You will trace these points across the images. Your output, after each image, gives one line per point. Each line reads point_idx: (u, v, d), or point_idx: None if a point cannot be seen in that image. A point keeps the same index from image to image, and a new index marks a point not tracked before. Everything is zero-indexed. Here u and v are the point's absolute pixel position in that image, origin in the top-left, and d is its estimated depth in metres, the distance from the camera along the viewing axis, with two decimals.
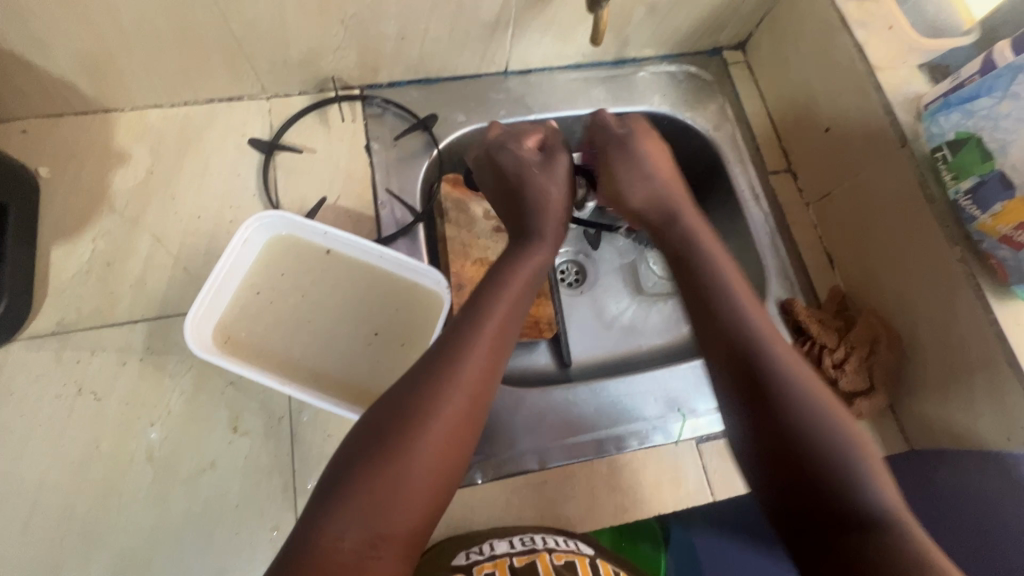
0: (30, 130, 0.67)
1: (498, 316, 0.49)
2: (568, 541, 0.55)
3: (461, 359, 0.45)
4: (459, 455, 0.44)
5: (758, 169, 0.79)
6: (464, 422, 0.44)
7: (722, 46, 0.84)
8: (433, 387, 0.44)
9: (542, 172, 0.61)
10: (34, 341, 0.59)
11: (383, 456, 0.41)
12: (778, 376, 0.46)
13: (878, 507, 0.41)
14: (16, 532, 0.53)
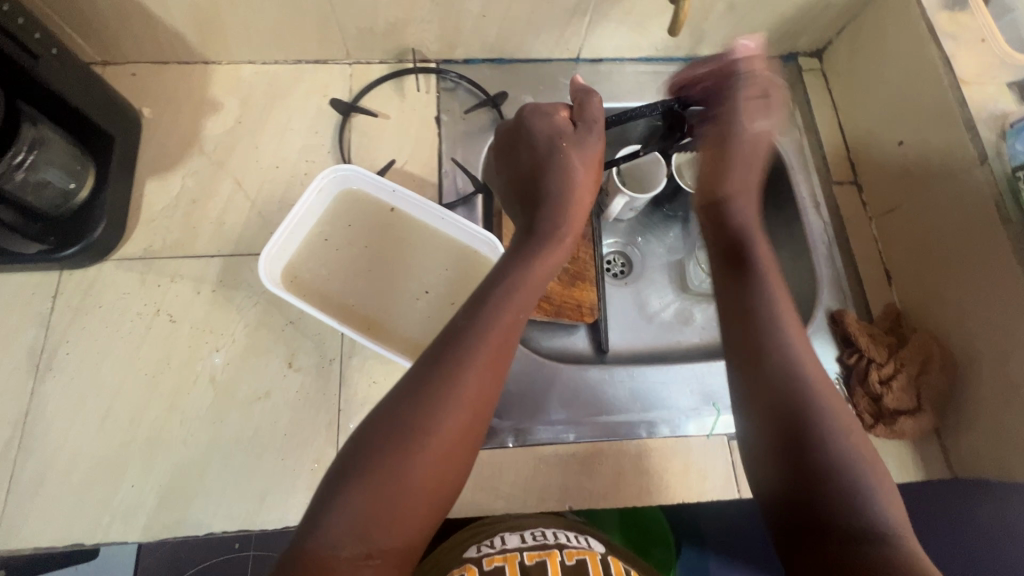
0: (139, 73, 0.73)
1: (510, 311, 0.48)
2: (580, 540, 0.56)
3: (464, 361, 0.44)
4: (457, 469, 0.43)
5: (822, 178, 0.78)
6: (463, 437, 0.43)
7: (798, 52, 0.83)
8: (433, 400, 0.43)
9: (575, 144, 0.57)
10: (124, 262, 0.65)
11: (380, 466, 0.41)
12: (784, 386, 0.46)
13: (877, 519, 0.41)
14: (91, 429, 0.59)
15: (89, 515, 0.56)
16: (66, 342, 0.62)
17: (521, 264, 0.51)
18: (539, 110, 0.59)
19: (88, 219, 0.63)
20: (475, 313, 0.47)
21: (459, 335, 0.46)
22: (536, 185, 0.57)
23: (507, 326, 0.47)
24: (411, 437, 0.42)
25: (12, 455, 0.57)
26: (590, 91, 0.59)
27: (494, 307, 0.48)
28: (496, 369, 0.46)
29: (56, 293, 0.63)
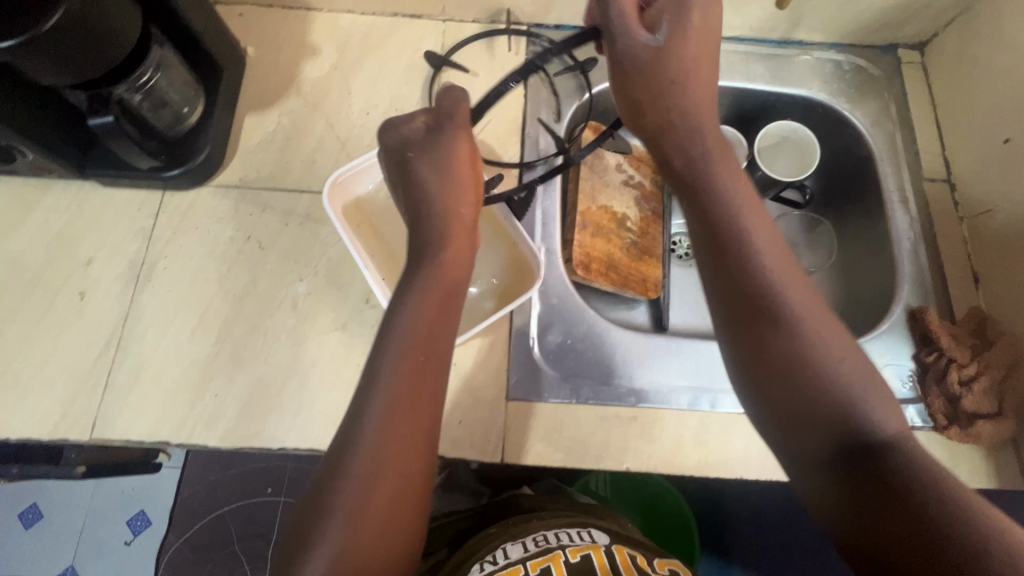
0: (246, 14, 0.77)
1: (405, 352, 0.49)
2: (578, 537, 0.61)
3: (367, 422, 0.47)
4: (387, 512, 0.45)
5: (912, 173, 0.75)
6: (383, 485, 0.45)
7: (898, 43, 0.80)
8: (341, 467, 0.46)
9: (422, 154, 0.56)
10: (221, 189, 0.69)
11: (322, 538, 0.43)
12: (798, 368, 0.43)
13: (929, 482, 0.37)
14: (182, 339, 0.62)
15: (177, 415, 0.60)
16: (165, 257, 0.65)
17: (405, 305, 0.51)
18: (395, 126, 0.58)
19: (194, 144, 0.66)
20: (376, 368, 0.49)
21: (365, 392, 0.48)
22: (415, 210, 0.57)
23: (408, 372, 0.48)
24: (334, 505, 0.45)
25: (112, 352, 0.61)
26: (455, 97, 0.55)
27: (390, 357, 0.49)
28: (407, 411, 0.47)
29: (158, 212, 0.67)
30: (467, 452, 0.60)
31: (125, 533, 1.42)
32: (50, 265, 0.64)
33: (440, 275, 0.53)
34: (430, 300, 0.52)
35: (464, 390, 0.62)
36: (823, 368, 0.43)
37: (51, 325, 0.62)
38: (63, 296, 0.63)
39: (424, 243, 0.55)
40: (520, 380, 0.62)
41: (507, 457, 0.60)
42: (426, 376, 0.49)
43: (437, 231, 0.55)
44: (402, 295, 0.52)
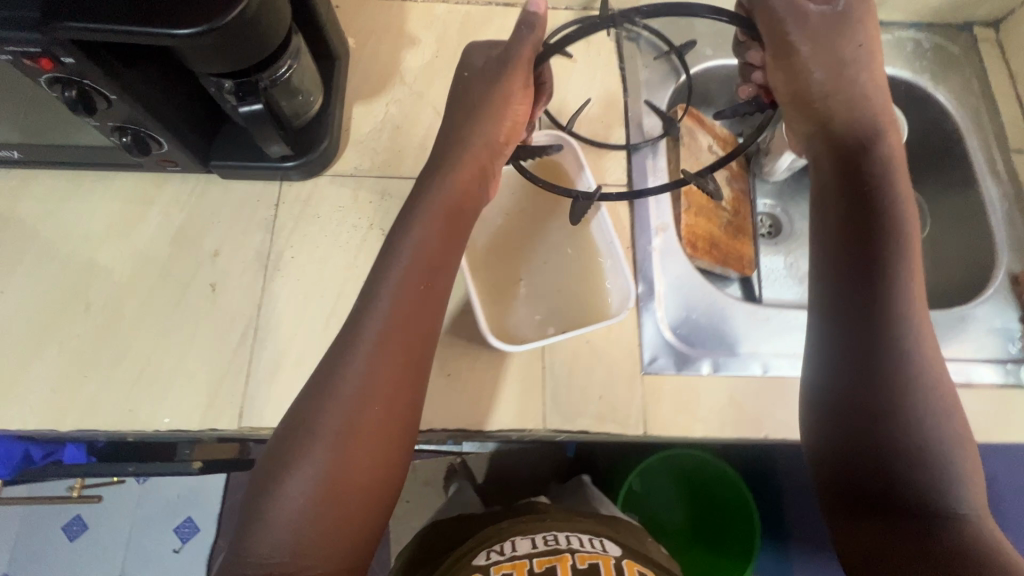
0: (342, 6, 0.77)
1: (408, 282, 0.50)
2: (595, 546, 0.59)
3: (360, 344, 0.48)
4: (376, 441, 0.46)
5: (999, 145, 0.78)
6: (377, 416, 0.47)
7: (974, 21, 0.83)
8: (331, 385, 0.47)
9: (482, 85, 0.60)
10: (339, 179, 0.69)
11: (308, 453, 0.45)
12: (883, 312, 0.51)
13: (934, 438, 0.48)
14: (318, 327, 0.63)
15: None
16: (291, 247, 0.66)
17: (412, 231, 0.53)
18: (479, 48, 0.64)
19: (315, 135, 0.67)
20: (374, 295, 0.50)
21: (361, 316, 0.49)
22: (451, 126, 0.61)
23: (404, 299, 0.50)
24: (323, 422, 0.46)
25: (251, 341, 0.62)
26: (531, 14, 0.57)
27: (392, 281, 0.50)
28: (404, 339, 0.49)
29: (277, 203, 0.67)
30: (610, 426, 0.61)
31: (174, 541, 1.38)
32: (176, 258, 0.64)
33: (445, 197, 0.55)
34: (430, 226, 0.53)
35: (601, 367, 0.63)
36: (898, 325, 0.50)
37: (186, 317, 0.62)
38: (194, 289, 0.63)
39: (443, 164, 0.58)
40: (654, 355, 0.64)
41: (649, 430, 0.61)
42: (423, 302, 0.51)
43: (455, 158, 0.58)
44: (406, 223, 0.54)
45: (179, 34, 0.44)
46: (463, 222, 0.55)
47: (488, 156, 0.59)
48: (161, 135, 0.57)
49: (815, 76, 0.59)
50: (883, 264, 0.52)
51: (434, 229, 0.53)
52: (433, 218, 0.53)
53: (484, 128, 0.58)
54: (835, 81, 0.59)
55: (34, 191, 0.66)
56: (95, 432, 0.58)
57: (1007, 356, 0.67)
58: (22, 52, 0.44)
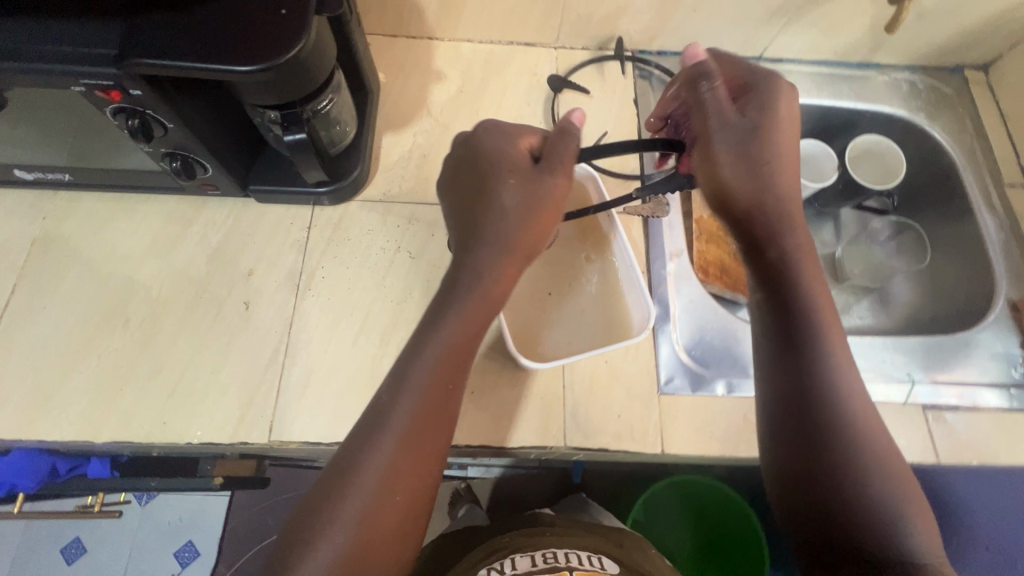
0: (373, 43, 0.83)
1: (430, 381, 0.50)
2: (593, 563, 0.61)
3: (383, 438, 0.47)
4: (403, 495, 0.47)
5: (994, 180, 0.82)
6: (409, 472, 0.47)
7: (965, 65, 0.89)
8: (368, 437, 0.48)
9: (508, 190, 0.53)
10: (368, 204, 0.73)
11: (325, 537, 0.44)
12: (819, 410, 0.50)
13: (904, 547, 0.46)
14: (347, 344, 0.65)
15: (351, 416, 0.62)
16: (321, 267, 0.69)
17: (446, 318, 0.52)
18: (490, 132, 0.56)
19: (348, 163, 0.70)
20: (397, 389, 0.49)
21: (381, 412, 0.49)
22: (470, 221, 0.54)
23: (424, 398, 0.49)
24: (339, 513, 0.45)
25: (281, 357, 0.64)
26: (568, 125, 0.54)
27: (414, 381, 0.49)
28: (422, 437, 0.48)
29: (309, 225, 0.71)
30: (629, 444, 0.63)
31: (173, 565, 1.36)
32: (211, 277, 0.67)
33: (478, 302, 0.52)
34: (463, 324, 0.52)
35: (620, 386, 0.65)
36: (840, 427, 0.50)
37: (219, 333, 0.64)
38: (228, 306, 0.66)
39: (462, 268, 0.53)
40: (670, 376, 0.66)
41: (667, 448, 0.63)
42: (441, 403, 0.49)
43: (476, 266, 0.52)
44: (437, 317, 0.52)
45: (242, 70, 0.48)
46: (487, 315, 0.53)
47: (534, 243, 0.54)
48: (207, 160, 0.61)
49: (719, 142, 0.54)
50: (815, 357, 0.51)
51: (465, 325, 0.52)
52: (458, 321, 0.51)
53: (520, 227, 0.52)
54: (790, 148, 0.55)
55: (79, 211, 0.69)
56: (128, 443, 0.60)
57: (1011, 381, 0.70)
58: (95, 84, 0.48)
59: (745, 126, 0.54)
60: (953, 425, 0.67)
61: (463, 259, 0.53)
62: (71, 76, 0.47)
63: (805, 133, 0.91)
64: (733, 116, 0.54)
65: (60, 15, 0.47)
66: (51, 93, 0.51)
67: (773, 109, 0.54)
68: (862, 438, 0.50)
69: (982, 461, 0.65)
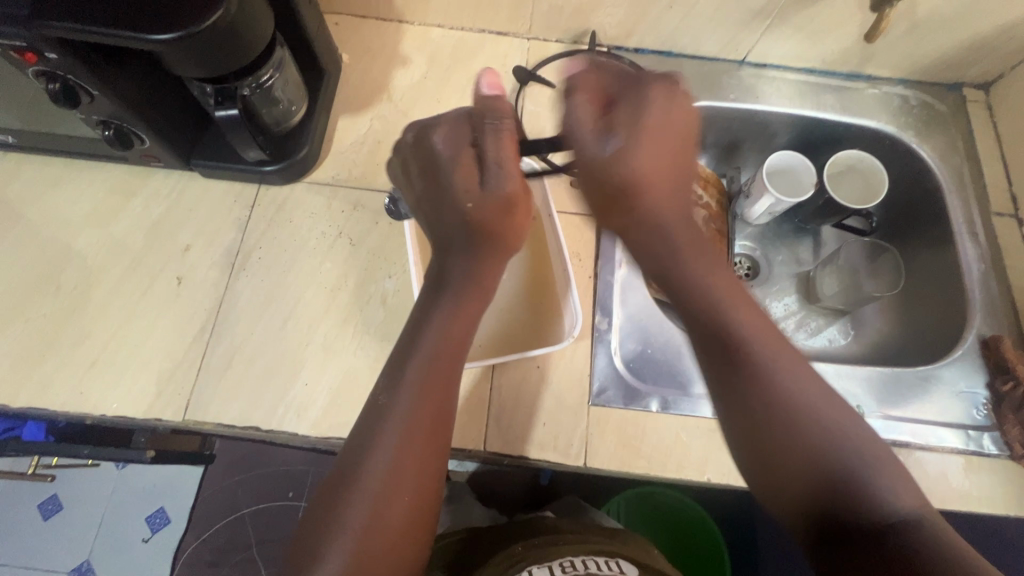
0: (341, 23, 0.81)
1: (429, 378, 0.50)
2: (612, 566, 0.55)
3: (386, 436, 0.48)
4: (416, 472, 0.47)
5: (981, 208, 0.77)
6: (419, 447, 0.48)
7: (964, 82, 0.83)
8: (372, 424, 0.49)
9: (465, 177, 0.54)
10: (315, 187, 0.71)
11: (341, 529, 0.44)
12: (760, 395, 0.47)
13: (891, 507, 0.42)
14: (276, 327, 0.64)
15: (270, 401, 0.61)
16: (259, 248, 0.67)
17: (439, 303, 0.54)
18: (443, 129, 0.55)
19: (295, 143, 0.69)
20: (395, 387, 0.50)
21: (380, 413, 0.49)
22: (437, 216, 0.57)
23: (422, 394, 0.50)
24: (350, 513, 0.45)
25: (206, 336, 0.63)
26: (494, 103, 0.55)
27: (411, 376, 0.50)
28: (425, 434, 0.48)
29: (252, 205, 0.70)
30: (550, 455, 0.60)
31: (144, 530, 1.37)
32: (148, 249, 0.66)
33: (472, 279, 0.55)
34: (457, 325, 0.54)
35: (548, 395, 0.62)
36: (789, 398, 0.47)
37: (149, 307, 0.64)
38: (161, 280, 0.65)
39: (447, 254, 0.57)
40: (603, 387, 0.63)
41: (590, 462, 0.60)
42: (440, 397, 0.50)
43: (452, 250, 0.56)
44: (436, 293, 0.55)
45: (153, 39, 0.46)
46: (473, 310, 0.55)
47: (514, 235, 0.58)
48: (142, 131, 0.60)
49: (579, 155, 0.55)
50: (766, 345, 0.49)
51: (457, 321, 0.54)
52: (455, 297, 0.54)
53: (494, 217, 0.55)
54: (656, 155, 0.53)
55: (26, 174, 0.69)
56: (44, 411, 0.60)
57: (971, 422, 0.66)
58: (9, 45, 0.47)
59: (609, 152, 0.53)
60: (902, 463, 0.63)
61: (444, 256, 0.57)
62: None
63: (787, 144, 0.86)
64: (597, 140, 0.54)
65: None
66: None
67: (644, 135, 0.52)
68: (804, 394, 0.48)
69: (929, 504, 0.61)
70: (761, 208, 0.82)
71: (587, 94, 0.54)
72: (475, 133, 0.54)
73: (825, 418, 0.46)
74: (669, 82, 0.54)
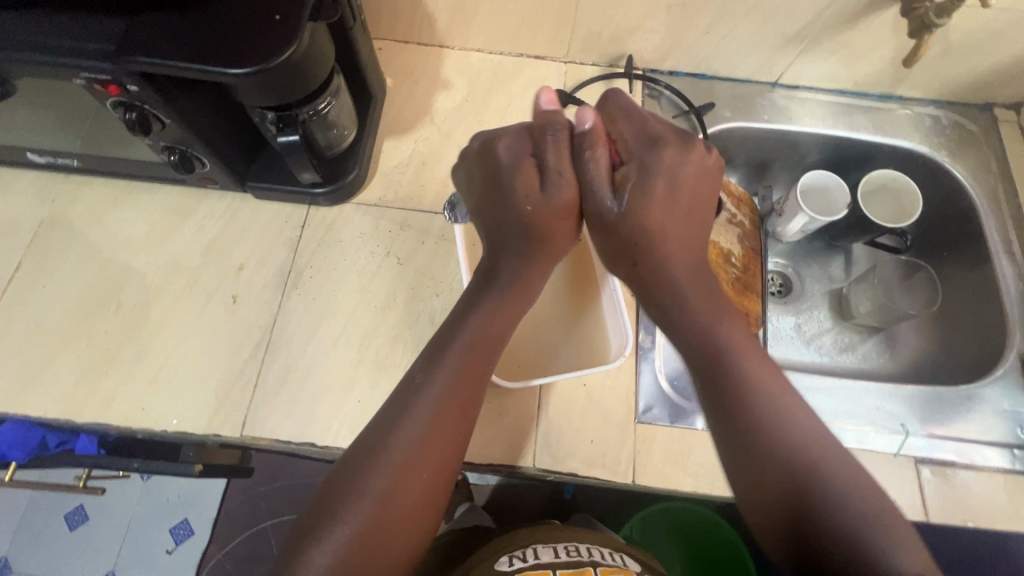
0: (384, 48, 0.83)
1: (464, 365, 0.51)
2: (615, 558, 0.59)
3: (415, 413, 0.49)
4: (428, 472, 0.47)
5: (1016, 227, 0.77)
6: (438, 449, 0.48)
7: (995, 103, 0.84)
8: (397, 412, 0.49)
9: (522, 185, 0.54)
10: (362, 208, 0.73)
11: (349, 515, 0.45)
12: (771, 415, 0.48)
13: (877, 550, 0.42)
14: (328, 344, 0.66)
15: (324, 417, 0.62)
16: (310, 267, 0.69)
17: (481, 299, 0.55)
18: (511, 141, 0.55)
19: (345, 165, 0.71)
20: (431, 370, 0.51)
21: (413, 394, 0.50)
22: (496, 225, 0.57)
23: (456, 381, 0.51)
24: (370, 483, 0.46)
25: (262, 353, 0.65)
26: (554, 117, 0.54)
27: (448, 364, 0.51)
28: (455, 422, 0.49)
29: (303, 225, 0.72)
30: (599, 471, 0.61)
31: (168, 542, 1.38)
32: (203, 268, 0.69)
33: (514, 284, 0.56)
34: (500, 319, 0.55)
35: (595, 412, 0.63)
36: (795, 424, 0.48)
37: (204, 325, 0.66)
38: (217, 299, 0.67)
39: (497, 259, 0.57)
40: (649, 405, 0.64)
41: (638, 479, 0.61)
42: (472, 388, 0.51)
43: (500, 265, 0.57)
44: (477, 294, 0.56)
45: (232, 73, 0.48)
46: (513, 305, 0.56)
47: (562, 245, 0.57)
48: (205, 156, 0.63)
49: (599, 215, 0.54)
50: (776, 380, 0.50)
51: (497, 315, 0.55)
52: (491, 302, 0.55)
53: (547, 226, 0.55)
54: (670, 203, 0.52)
55: (85, 195, 0.72)
56: (107, 426, 0.61)
57: (1015, 441, 0.66)
58: (94, 78, 0.50)
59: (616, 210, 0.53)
60: (948, 483, 0.63)
61: (496, 256, 0.57)
62: (72, 70, 0.48)
63: (819, 163, 0.88)
64: (609, 198, 0.53)
65: (67, 12, 0.49)
66: (57, 84, 0.53)
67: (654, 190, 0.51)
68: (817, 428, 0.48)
69: (976, 523, 0.61)
70: (792, 226, 0.83)
71: (600, 147, 0.53)
72: (535, 144, 0.55)
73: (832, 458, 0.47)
74: (683, 135, 0.53)
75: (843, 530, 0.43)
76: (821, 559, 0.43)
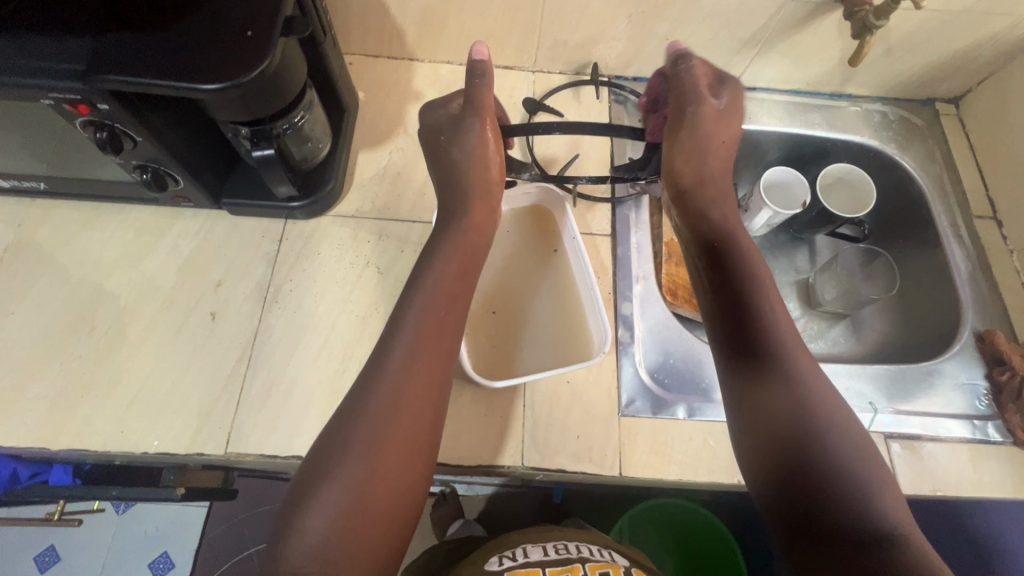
0: (355, 63, 0.85)
1: (431, 317, 0.53)
2: (604, 554, 0.60)
3: (393, 365, 0.49)
4: (410, 435, 0.47)
5: (962, 211, 0.83)
6: (413, 411, 0.48)
7: (936, 97, 0.91)
8: (378, 373, 0.49)
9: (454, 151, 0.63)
10: (338, 219, 0.74)
11: (335, 480, 0.44)
12: (770, 385, 0.50)
13: (864, 489, 0.45)
14: (311, 356, 0.66)
15: (308, 431, 0.62)
16: (290, 281, 0.69)
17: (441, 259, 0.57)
18: (431, 116, 0.66)
19: (320, 178, 0.72)
20: (402, 322, 0.52)
21: (388, 349, 0.51)
22: (451, 190, 0.63)
23: (421, 352, 0.51)
24: (352, 454, 0.45)
25: (243, 369, 0.64)
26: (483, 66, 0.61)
27: (417, 313, 0.53)
28: (425, 373, 0.50)
29: (281, 238, 0.72)
30: (586, 466, 0.62)
31: None
32: (180, 286, 0.68)
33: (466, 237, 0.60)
34: (452, 265, 0.57)
35: (580, 408, 0.65)
36: (798, 390, 0.50)
37: (182, 344, 0.65)
38: (196, 316, 0.67)
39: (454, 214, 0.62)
40: (631, 399, 0.66)
41: (624, 471, 0.62)
42: (439, 346, 0.52)
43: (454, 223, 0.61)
44: (435, 254, 0.58)
45: (205, 89, 0.48)
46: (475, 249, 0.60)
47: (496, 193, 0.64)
48: (178, 172, 0.62)
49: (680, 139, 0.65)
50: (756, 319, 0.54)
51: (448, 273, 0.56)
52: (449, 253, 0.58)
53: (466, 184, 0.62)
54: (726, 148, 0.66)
55: (54, 219, 0.70)
56: (85, 451, 0.60)
57: (974, 412, 0.70)
58: (63, 98, 0.49)
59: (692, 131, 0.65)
60: (916, 455, 0.66)
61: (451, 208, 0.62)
62: (40, 89, 0.48)
63: (779, 160, 0.92)
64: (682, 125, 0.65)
65: (32, 31, 0.49)
66: (22, 106, 0.52)
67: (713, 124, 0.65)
68: (818, 402, 0.50)
69: (944, 493, 0.65)
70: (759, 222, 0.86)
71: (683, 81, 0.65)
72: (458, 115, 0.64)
73: (816, 400, 0.50)
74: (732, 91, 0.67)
75: (843, 496, 0.45)
76: (825, 515, 0.44)
